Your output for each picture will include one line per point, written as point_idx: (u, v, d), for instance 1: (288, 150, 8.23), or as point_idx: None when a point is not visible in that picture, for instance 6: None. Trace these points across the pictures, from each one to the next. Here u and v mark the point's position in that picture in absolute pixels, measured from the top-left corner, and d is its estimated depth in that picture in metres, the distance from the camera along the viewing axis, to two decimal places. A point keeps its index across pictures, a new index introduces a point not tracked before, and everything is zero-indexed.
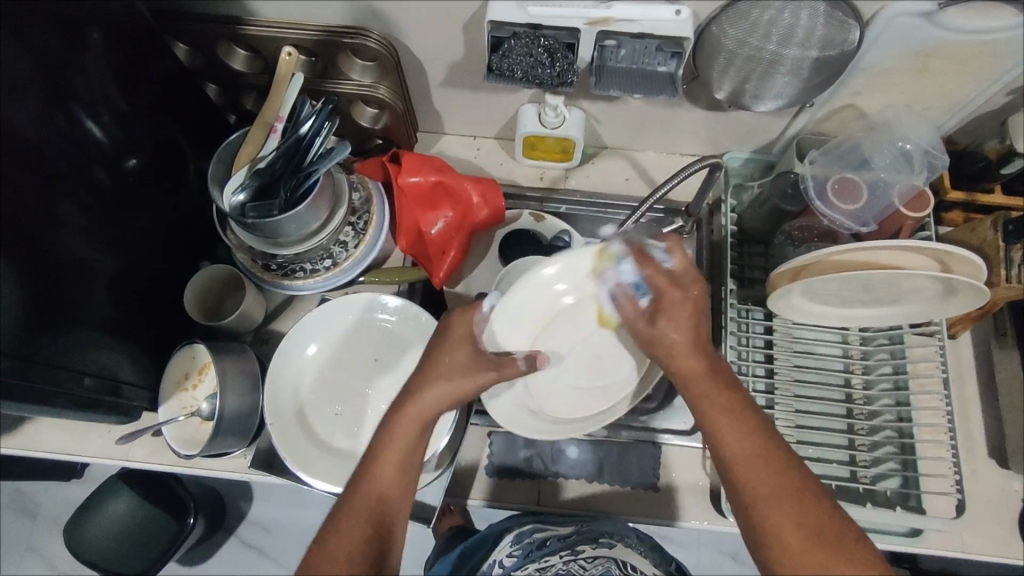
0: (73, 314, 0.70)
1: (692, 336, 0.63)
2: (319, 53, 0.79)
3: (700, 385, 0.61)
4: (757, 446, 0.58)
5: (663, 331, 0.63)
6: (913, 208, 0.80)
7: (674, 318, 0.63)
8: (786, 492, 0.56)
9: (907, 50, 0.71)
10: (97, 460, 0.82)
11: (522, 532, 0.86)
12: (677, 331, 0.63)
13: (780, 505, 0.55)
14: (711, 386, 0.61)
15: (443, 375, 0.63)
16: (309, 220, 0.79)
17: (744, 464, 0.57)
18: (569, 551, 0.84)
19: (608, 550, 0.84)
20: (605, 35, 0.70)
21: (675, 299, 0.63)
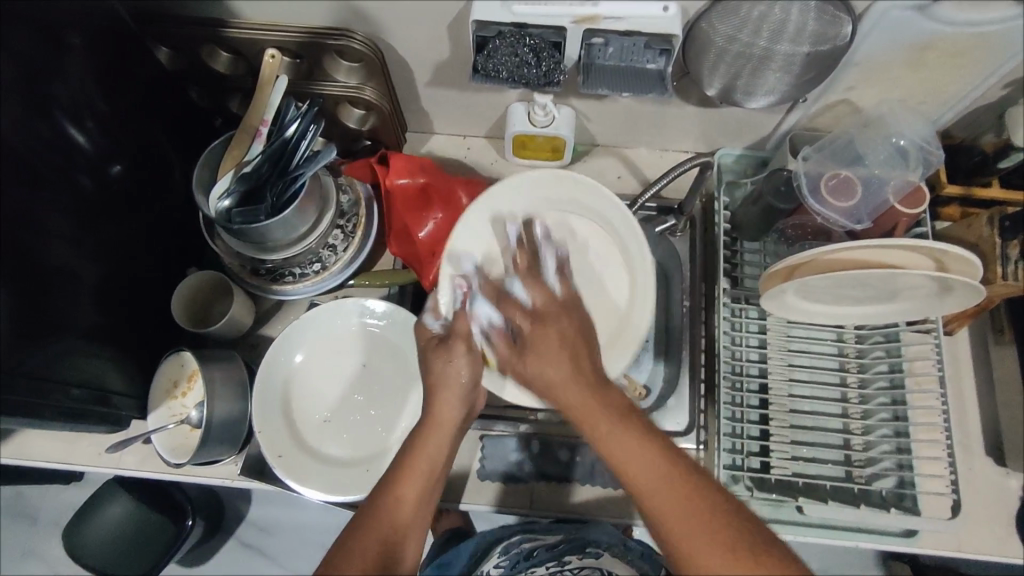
0: (59, 322, 0.69)
1: (569, 346, 0.62)
2: (304, 55, 0.77)
3: (565, 393, 0.60)
4: (650, 454, 0.55)
5: (534, 365, 0.62)
6: (909, 204, 0.79)
7: (540, 346, 0.62)
8: (698, 517, 0.52)
9: (900, 43, 0.70)
10: (88, 469, 0.81)
11: (507, 545, 0.87)
12: (547, 365, 0.61)
13: (689, 531, 0.51)
14: (580, 393, 0.59)
15: (451, 384, 0.67)
16: (296, 224, 0.79)
17: (633, 477, 0.54)
18: (557, 563, 0.84)
19: (595, 560, 0.84)
20: (592, 33, 0.69)
21: (539, 330, 0.63)
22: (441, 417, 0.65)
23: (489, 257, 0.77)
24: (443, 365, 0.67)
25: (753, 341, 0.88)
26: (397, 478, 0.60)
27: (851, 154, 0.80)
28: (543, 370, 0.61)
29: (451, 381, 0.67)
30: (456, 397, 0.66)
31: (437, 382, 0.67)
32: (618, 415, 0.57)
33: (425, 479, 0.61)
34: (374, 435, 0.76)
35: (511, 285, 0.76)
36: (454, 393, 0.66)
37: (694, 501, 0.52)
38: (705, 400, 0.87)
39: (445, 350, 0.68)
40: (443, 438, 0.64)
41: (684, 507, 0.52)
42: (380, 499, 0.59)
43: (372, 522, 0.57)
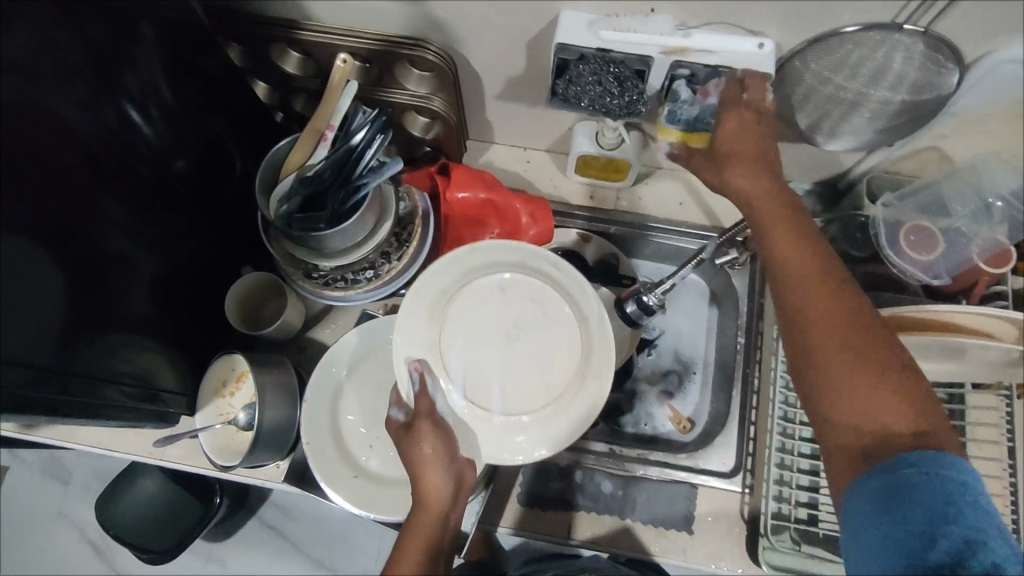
0: (117, 312, 0.69)
1: (762, 179, 0.63)
2: (374, 61, 0.75)
3: (749, 181, 0.63)
4: (819, 286, 0.56)
5: (731, 173, 0.64)
6: (995, 264, 0.73)
7: (741, 159, 0.64)
8: (841, 325, 0.54)
9: (1005, 97, 0.65)
10: (135, 458, 0.82)
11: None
12: (744, 173, 0.63)
13: (832, 338, 0.54)
14: (762, 197, 0.62)
15: (432, 462, 0.64)
16: (355, 233, 0.77)
17: (811, 294, 0.56)
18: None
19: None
20: (678, 64, 0.65)
21: (734, 132, 0.64)
22: (425, 500, 0.62)
23: (432, 344, 0.71)
24: (416, 454, 0.65)
25: None
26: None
27: (937, 205, 0.77)
28: (732, 179, 0.64)
29: (430, 466, 0.64)
30: (433, 474, 0.63)
31: (412, 468, 0.64)
32: (820, 266, 0.57)
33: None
34: None
35: (480, 347, 0.71)
36: (430, 473, 0.63)
37: (868, 351, 0.52)
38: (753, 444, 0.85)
39: (412, 436, 0.66)
40: (427, 525, 0.61)
41: (846, 339, 0.53)
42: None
43: None
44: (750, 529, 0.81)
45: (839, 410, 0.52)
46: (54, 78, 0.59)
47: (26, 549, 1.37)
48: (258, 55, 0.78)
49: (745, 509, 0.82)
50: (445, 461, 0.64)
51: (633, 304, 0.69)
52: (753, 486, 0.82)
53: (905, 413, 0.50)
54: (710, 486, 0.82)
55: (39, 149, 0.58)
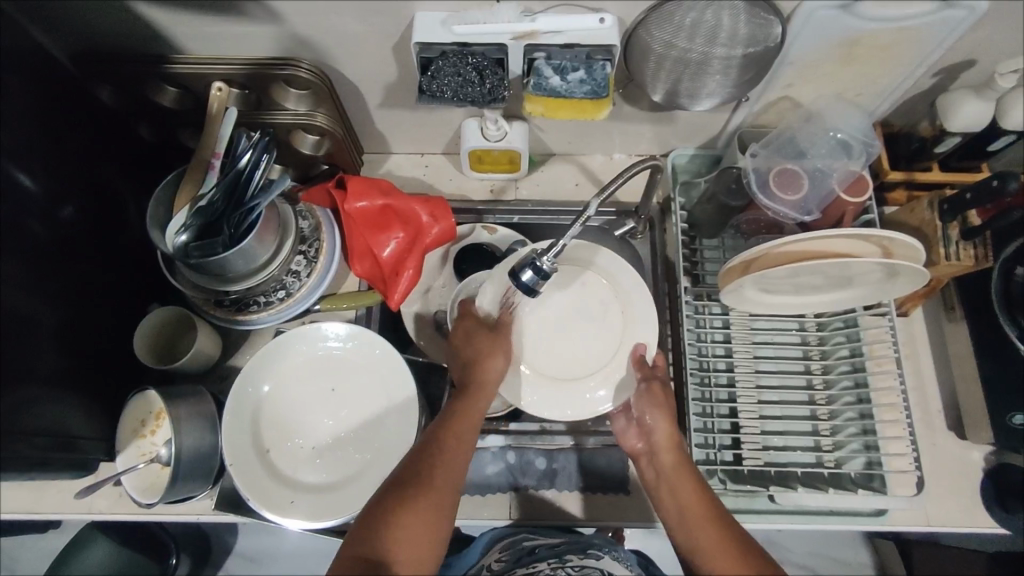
0: (22, 369, 0.68)
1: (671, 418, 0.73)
2: (252, 85, 0.78)
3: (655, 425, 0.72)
4: (696, 493, 0.67)
5: (645, 401, 0.73)
6: (854, 192, 0.82)
7: (654, 394, 0.73)
8: (717, 538, 0.63)
9: (831, 42, 0.71)
10: (60, 515, 0.81)
11: (513, 541, 0.82)
12: (654, 411, 0.73)
13: (715, 543, 0.63)
14: (676, 455, 0.70)
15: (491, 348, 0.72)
16: (257, 254, 0.78)
17: (688, 492, 0.67)
18: (558, 561, 0.79)
19: (597, 563, 0.80)
20: (533, 48, 0.70)
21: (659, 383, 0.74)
22: (485, 381, 0.70)
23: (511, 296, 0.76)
24: (482, 352, 0.71)
25: (719, 337, 0.90)
26: (448, 436, 0.66)
27: (795, 149, 0.82)
28: (647, 413, 0.73)
29: (490, 357, 0.71)
30: (497, 364, 0.71)
31: (478, 359, 0.71)
32: (680, 464, 0.70)
33: (462, 440, 0.67)
34: (352, 457, 0.76)
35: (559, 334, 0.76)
36: (495, 367, 0.71)
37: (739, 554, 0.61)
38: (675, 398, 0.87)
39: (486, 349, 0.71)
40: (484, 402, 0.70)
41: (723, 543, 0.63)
42: (427, 467, 0.64)
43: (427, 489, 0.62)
44: None
45: None
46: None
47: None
48: (135, 95, 0.79)
49: None
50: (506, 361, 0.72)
51: (527, 269, 0.67)
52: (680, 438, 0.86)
53: None
54: None
55: None
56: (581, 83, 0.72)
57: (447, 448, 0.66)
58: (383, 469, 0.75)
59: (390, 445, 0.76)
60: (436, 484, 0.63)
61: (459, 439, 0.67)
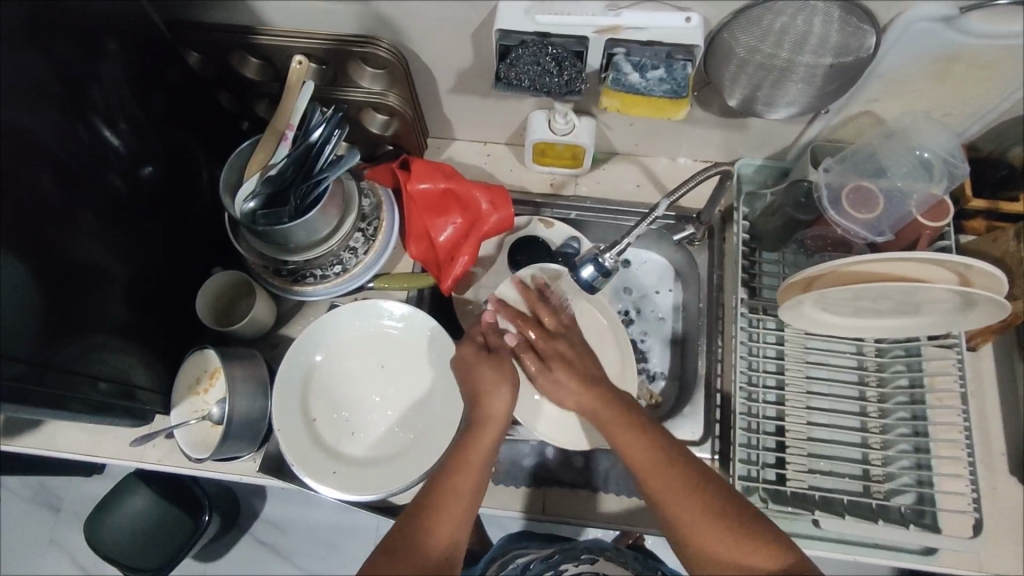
0: (91, 317, 0.71)
1: (581, 373, 0.70)
2: (330, 61, 0.79)
3: (569, 384, 0.69)
4: (631, 436, 0.65)
5: (556, 369, 0.70)
6: (932, 217, 0.78)
7: (557, 358, 0.71)
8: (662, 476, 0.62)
9: (926, 57, 0.68)
10: (113, 461, 0.84)
11: (506, 561, 0.83)
12: (563, 372, 0.70)
13: (662, 482, 0.62)
14: (604, 399, 0.68)
15: (499, 385, 0.69)
16: (319, 227, 0.80)
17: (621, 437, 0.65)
18: (551, 572, 0.77)
19: (590, 567, 0.77)
20: (614, 43, 0.69)
21: (551, 346, 0.72)
22: (489, 417, 0.68)
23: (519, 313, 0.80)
24: (488, 379, 0.69)
25: (771, 353, 0.88)
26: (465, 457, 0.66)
27: (873, 167, 0.79)
28: (554, 371, 0.70)
29: (494, 388, 0.69)
30: (501, 400, 0.68)
31: (483, 387, 0.69)
32: (608, 409, 0.67)
33: (472, 473, 0.65)
34: (394, 434, 0.77)
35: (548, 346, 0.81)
36: (500, 396, 0.68)
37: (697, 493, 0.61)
38: (720, 411, 0.86)
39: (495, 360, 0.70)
40: (487, 440, 0.67)
41: (672, 480, 0.62)
42: (444, 483, 0.64)
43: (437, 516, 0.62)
44: None
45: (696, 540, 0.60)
46: (16, 95, 0.60)
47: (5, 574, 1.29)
48: (219, 63, 0.81)
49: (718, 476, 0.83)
50: (512, 384, 0.69)
51: (589, 264, 0.67)
52: (722, 451, 0.84)
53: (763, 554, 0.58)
54: None
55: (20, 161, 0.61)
56: (660, 81, 0.71)
57: (465, 462, 0.65)
58: (424, 450, 0.75)
59: (433, 428, 0.77)
60: (446, 513, 0.62)
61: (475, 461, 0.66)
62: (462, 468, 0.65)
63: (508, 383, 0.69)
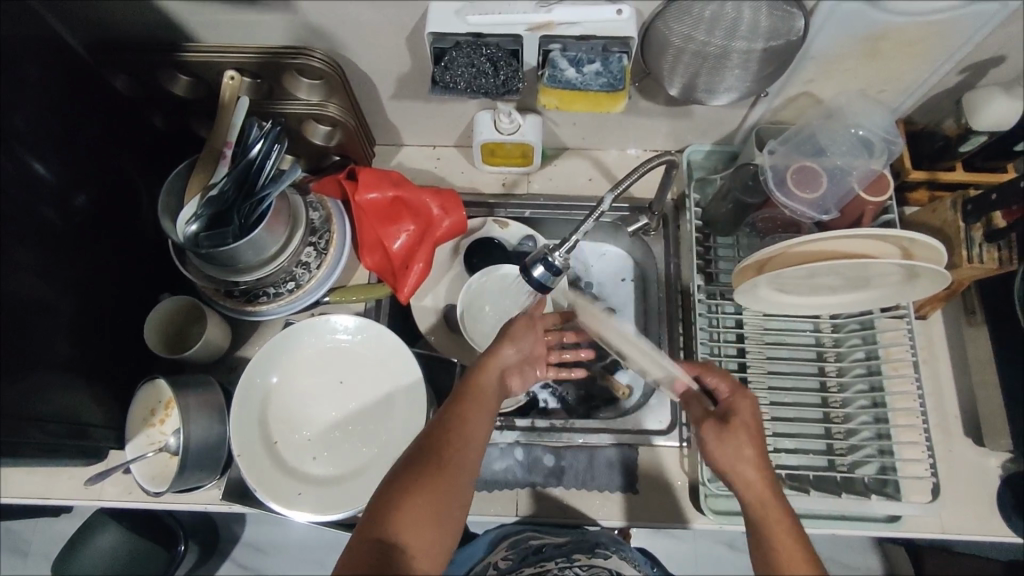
0: (31, 356, 0.68)
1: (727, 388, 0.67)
2: (264, 74, 0.77)
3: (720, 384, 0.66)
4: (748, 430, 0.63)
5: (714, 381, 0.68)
6: (873, 191, 0.80)
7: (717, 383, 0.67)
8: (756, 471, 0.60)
9: (855, 36, 0.69)
10: (69, 501, 0.81)
11: (517, 539, 0.82)
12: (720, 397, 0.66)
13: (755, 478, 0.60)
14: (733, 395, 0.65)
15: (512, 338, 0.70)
16: (266, 244, 0.78)
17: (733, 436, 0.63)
18: (564, 560, 0.78)
19: (604, 562, 0.79)
20: (549, 39, 0.69)
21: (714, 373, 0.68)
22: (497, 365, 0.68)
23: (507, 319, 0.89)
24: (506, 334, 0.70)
25: (731, 336, 0.89)
26: (463, 411, 0.63)
27: (815, 146, 0.81)
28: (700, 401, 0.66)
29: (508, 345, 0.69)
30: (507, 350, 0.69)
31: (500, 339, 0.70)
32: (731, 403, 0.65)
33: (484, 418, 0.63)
34: (359, 449, 0.76)
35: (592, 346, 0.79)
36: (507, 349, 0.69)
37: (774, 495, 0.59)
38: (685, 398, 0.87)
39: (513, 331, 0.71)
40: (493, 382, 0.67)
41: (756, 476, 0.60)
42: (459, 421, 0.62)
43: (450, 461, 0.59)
44: (692, 480, 0.83)
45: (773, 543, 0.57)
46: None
47: None
48: (148, 83, 0.78)
49: (686, 462, 0.84)
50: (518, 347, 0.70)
51: (539, 265, 0.66)
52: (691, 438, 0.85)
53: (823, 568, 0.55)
54: (652, 445, 0.84)
55: None
56: (597, 75, 0.71)
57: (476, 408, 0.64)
58: (390, 462, 0.74)
59: (398, 440, 0.76)
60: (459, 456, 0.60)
61: (475, 414, 0.63)
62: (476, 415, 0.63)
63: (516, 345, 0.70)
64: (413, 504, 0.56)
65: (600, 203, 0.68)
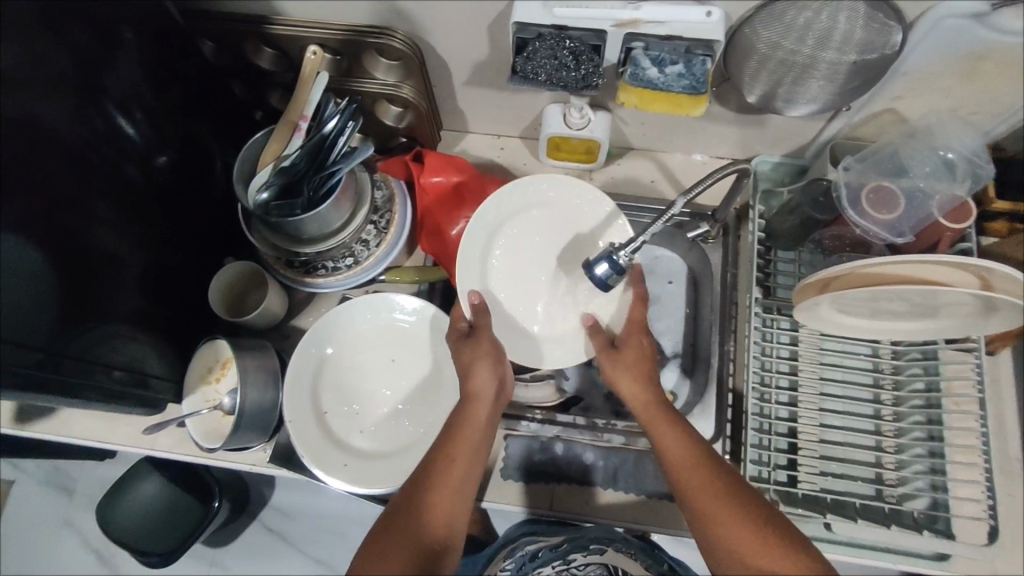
0: (103, 305, 0.71)
1: (639, 369, 0.70)
2: (344, 52, 0.79)
3: (633, 389, 0.69)
4: (670, 427, 0.66)
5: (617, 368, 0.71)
6: (953, 219, 0.77)
7: (626, 364, 0.71)
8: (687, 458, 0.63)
9: (953, 55, 0.67)
10: (125, 448, 0.85)
11: (514, 547, 0.84)
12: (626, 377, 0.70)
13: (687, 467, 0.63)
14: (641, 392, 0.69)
15: (483, 360, 0.70)
16: (331, 218, 0.80)
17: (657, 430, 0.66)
18: (561, 562, 0.81)
19: (599, 556, 0.80)
20: (633, 36, 0.68)
21: (635, 339, 0.73)
22: (476, 392, 0.68)
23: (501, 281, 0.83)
24: (471, 356, 0.71)
25: (784, 353, 0.87)
26: (446, 452, 0.65)
27: (894, 166, 0.78)
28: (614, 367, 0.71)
29: (483, 365, 0.70)
30: (483, 373, 0.69)
31: (465, 364, 0.70)
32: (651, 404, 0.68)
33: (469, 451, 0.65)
34: (404, 428, 0.77)
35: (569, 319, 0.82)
36: (481, 373, 0.69)
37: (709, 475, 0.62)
38: (732, 411, 0.85)
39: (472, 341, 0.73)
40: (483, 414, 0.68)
41: (690, 466, 0.62)
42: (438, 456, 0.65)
43: (433, 496, 0.62)
44: None
45: (713, 535, 0.59)
46: (28, 81, 0.60)
47: (19, 556, 1.31)
48: (235, 52, 0.81)
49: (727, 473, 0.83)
50: (494, 363, 0.70)
51: (602, 262, 0.66)
52: (734, 451, 0.83)
53: (783, 561, 0.56)
54: None
55: (31, 149, 0.61)
56: (679, 77, 0.70)
57: (455, 435, 0.66)
58: (433, 443, 0.75)
59: (442, 423, 0.77)
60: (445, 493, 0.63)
61: (459, 452, 0.65)
62: (458, 448, 0.65)
63: (491, 363, 0.70)
64: (441, 479, 0.63)
65: (673, 207, 0.66)
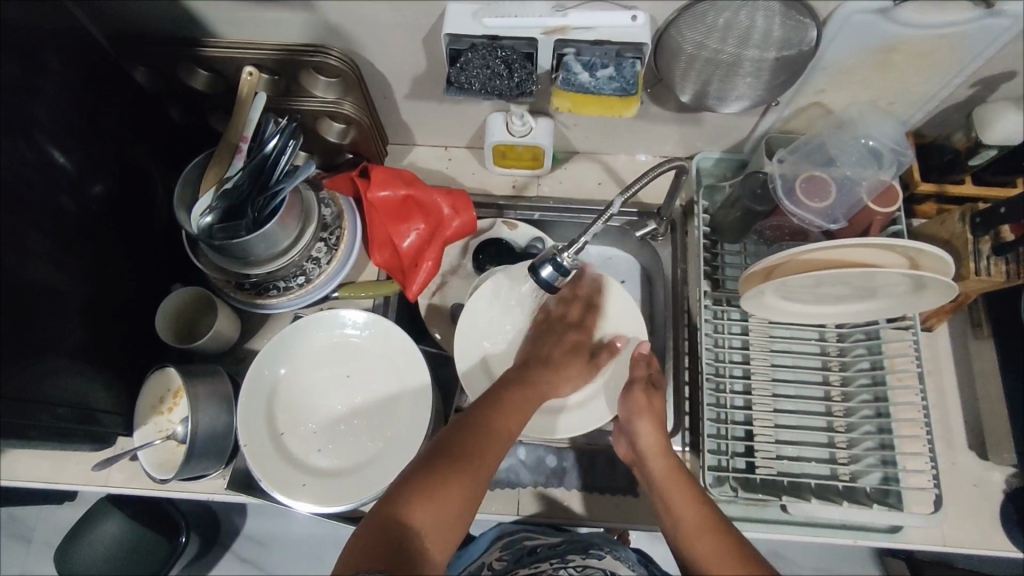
0: (45, 342, 0.69)
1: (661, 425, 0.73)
2: (281, 71, 0.78)
3: (654, 445, 0.71)
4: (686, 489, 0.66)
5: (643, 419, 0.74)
6: (882, 202, 0.81)
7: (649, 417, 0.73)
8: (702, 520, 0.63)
9: (866, 48, 0.70)
10: (75, 486, 0.82)
11: (512, 540, 0.79)
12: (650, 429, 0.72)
13: (703, 528, 0.62)
14: (661, 455, 0.70)
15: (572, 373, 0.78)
16: (279, 238, 0.79)
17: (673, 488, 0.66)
18: (559, 561, 0.75)
19: (598, 562, 0.74)
20: (563, 43, 0.69)
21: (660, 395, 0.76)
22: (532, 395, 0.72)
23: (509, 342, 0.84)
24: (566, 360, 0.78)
25: (736, 342, 0.89)
26: (483, 433, 0.65)
27: (824, 156, 0.81)
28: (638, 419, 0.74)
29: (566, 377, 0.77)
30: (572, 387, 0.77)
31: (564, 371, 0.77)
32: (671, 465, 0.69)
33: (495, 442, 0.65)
34: (363, 444, 0.77)
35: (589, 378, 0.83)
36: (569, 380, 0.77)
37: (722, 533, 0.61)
38: (690, 402, 0.87)
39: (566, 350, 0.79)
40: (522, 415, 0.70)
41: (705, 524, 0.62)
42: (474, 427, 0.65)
43: (461, 470, 0.60)
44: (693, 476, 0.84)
45: None
46: None
47: None
48: (170, 76, 0.80)
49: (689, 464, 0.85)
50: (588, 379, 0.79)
51: (547, 265, 0.67)
52: (693, 442, 0.85)
53: None
54: None
55: None
56: (610, 80, 0.72)
57: (497, 419, 0.67)
58: (392, 456, 0.75)
59: (401, 436, 0.76)
60: (470, 466, 0.61)
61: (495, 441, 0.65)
62: (495, 433, 0.65)
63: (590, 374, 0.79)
64: (473, 453, 0.62)
65: (610, 208, 0.68)
